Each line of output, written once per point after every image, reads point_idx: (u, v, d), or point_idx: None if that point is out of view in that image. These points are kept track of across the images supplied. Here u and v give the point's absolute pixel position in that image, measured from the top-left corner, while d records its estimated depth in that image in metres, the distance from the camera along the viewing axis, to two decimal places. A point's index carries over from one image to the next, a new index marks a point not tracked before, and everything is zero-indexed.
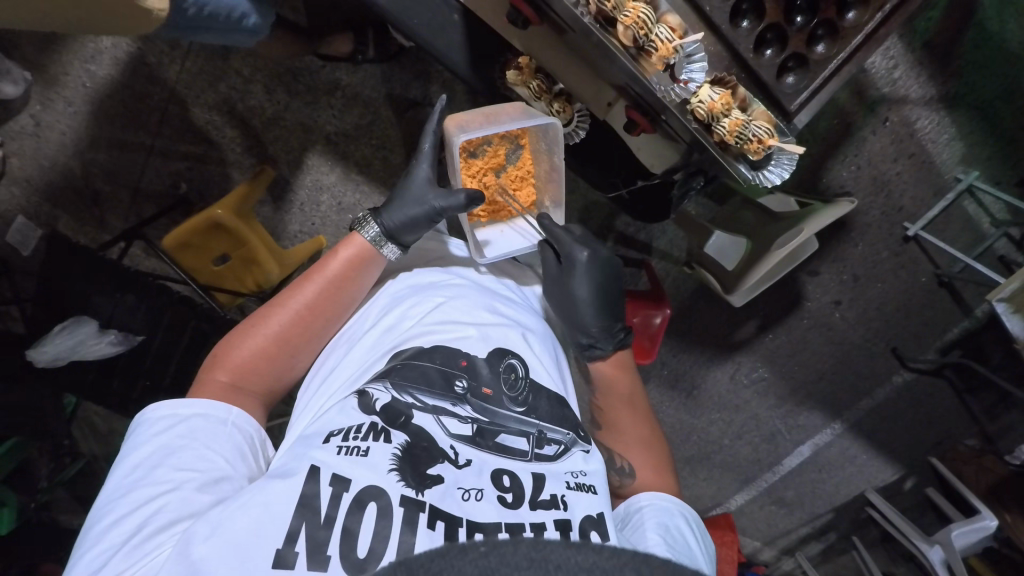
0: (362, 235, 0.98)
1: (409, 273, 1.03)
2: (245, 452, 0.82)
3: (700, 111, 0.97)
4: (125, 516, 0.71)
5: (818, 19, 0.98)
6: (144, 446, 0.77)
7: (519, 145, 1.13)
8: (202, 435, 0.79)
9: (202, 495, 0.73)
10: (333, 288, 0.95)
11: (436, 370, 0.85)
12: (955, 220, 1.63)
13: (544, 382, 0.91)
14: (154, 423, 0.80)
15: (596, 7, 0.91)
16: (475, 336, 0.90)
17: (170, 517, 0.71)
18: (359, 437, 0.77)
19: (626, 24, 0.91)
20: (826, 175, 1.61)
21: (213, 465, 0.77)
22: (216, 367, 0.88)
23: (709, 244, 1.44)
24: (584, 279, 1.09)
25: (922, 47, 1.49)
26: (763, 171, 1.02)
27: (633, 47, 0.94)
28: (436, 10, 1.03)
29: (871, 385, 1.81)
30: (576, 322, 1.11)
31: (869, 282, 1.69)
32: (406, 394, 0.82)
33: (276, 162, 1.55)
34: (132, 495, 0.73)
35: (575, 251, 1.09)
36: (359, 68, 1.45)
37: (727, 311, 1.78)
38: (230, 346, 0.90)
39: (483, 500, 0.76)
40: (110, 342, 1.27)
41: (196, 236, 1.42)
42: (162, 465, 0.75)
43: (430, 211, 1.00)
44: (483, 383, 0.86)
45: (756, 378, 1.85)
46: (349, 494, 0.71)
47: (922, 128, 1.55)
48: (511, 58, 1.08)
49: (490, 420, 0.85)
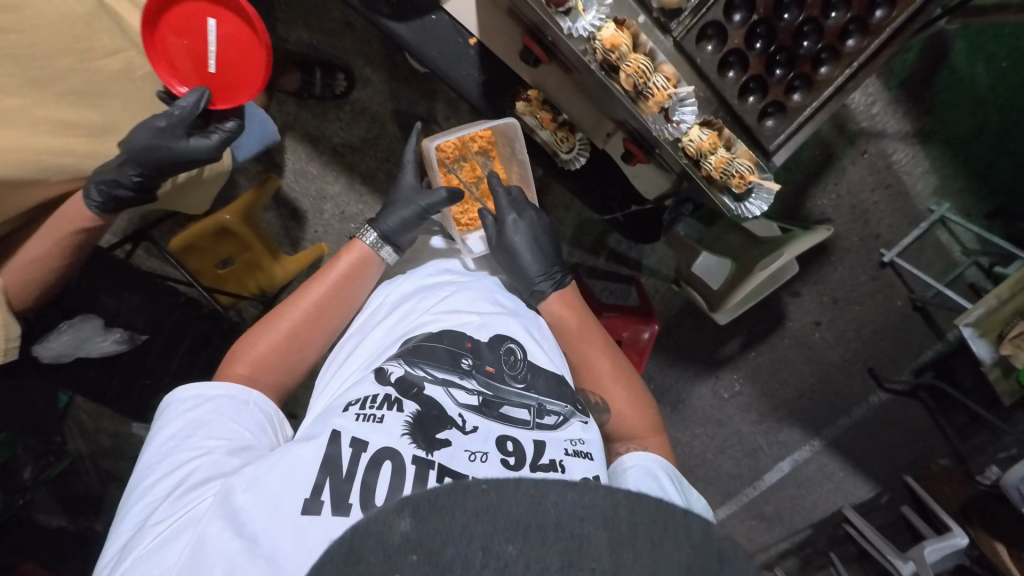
0: (362, 243, 1.04)
1: (410, 274, 1.08)
2: (267, 426, 0.87)
3: (690, 149, 1.05)
4: (165, 477, 0.77)
5: (796, 73, 1.05)
6: (176, 421, 0.82)
7: (490, 155, 1.20)
8: (227, 411, 0.84)
9: (232, 458, 0.79)
10: (337, 286, 1.00)
11: (443, 349, 0.89)
12: (928, 247, 1.73)
13: (542, 362, 0.95)
14: (182, 402, 0.84)
15: (602, 54, 0.98)
16: (477, 320, 0.95)
17: (204, 475, 0.76)
18: (375, 406, 0.81)
19: (628, 72, 0.98)
20: (808, 203, 1.70)
21: (240, 435, 0.82)
22: (234, 361, 0.93)
23: (697, 264, 1.50)
24: (516, 229, 1.12)
25: (897, 86, 1.60)
26: (744, 204, 1.09)
27: (633, 92, 1.00)
28: (448, 39, 1.10)
29: (849, 404, 1.89)
30: (522, 275, 1.10)
31: (848, 304, 1.78)
32: (418, 368, 0.87)
33: (281, 170, 1.60)
34: (169, 460, 0.79)
35: (507, 211, 1.13)
36: (369, 84, 1.52)
37: (714, 329, 1.85)
38: (247, 342, 0.94)
39: (489, 463, 0.79)
40: (114, 341, 1.27)
41: (204, 240, 1.45)
42: (194, 434, 0.80)
43: (418, 211, 1.07)
44: (487, 362, 0.90)
45: (739, 393, 1.92)
46: (366, 454, 0.76)
47: (898, 160, 1.66)
48: (520, 89, 1.14)
49: (494, 393, 0.88)
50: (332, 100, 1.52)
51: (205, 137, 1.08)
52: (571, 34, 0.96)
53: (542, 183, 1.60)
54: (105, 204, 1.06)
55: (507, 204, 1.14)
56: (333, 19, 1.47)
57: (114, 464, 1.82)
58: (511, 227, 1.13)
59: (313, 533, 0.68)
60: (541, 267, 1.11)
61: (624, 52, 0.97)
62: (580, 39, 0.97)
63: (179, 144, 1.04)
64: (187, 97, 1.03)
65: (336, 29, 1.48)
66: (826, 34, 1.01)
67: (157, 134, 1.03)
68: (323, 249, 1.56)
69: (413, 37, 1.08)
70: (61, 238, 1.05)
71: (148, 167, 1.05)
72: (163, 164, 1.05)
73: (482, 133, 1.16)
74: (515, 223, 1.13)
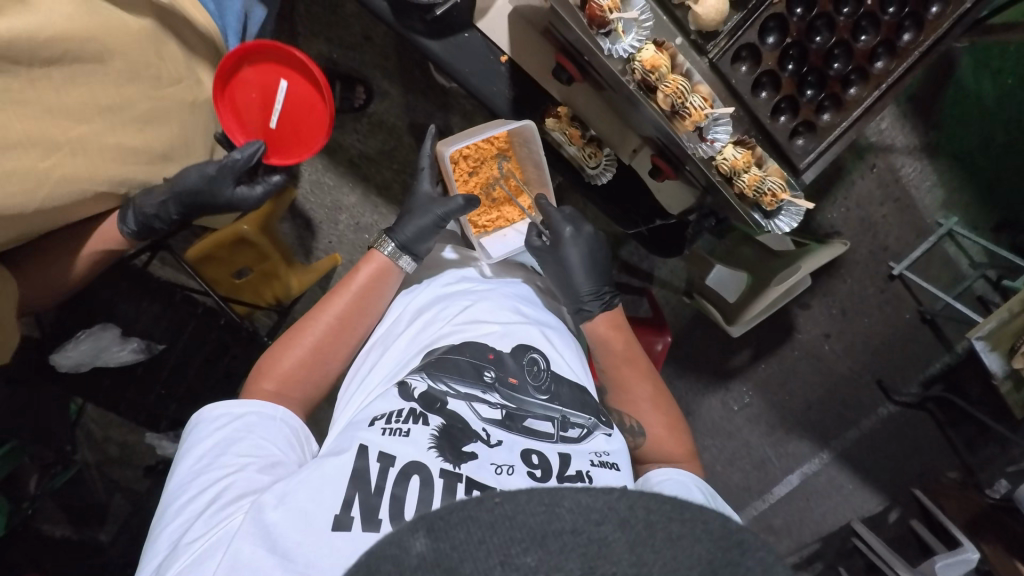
0: (379, 253, 1.05)
1: (434, 280, 1.09)
2: (295, 442, 0.87)
3: (723, 167, 1.05)
4: (197, 495, 0.77)
5: (826, 93, 1.05)
6: (207, 439, 0.83)
7: (506, 156, 1.18)
8: (257, 429, 0.84)
9: (263, 475, 0.79)
10: (359, 298, 1.01)
11: (466, 362, 0.90)
12: (936, 261, 1.74)
13: (564, 372, 0.96)
14: (213, 420, 0.85)
15: (640, 76, 1.00)
16: (498, 332, 0.96)
17: (235, 493, 0.76)
18: (400, 420, 0.81)
19: (666, 93, 1.00)
20: (818, 216, 1.71)
21: (269, 451, 0.82)
22: (262, 377, 0.93)
23: (711, 277, 1.53)
24: (571, 247, 1.14)
25: (906, 101, 1.62)
26: (773, 220, 1.10)
27: (670, 111, 1.03)
28: (475, 54, 1.11)
29: (858, 416, 1.89)
30: (571, 291, 1.13)
31: (856, 315, 1.79)
32: (441, 382, 0.87)
33: (298, 181, 1.61)
34: (200, 478, 0.79)
35: (562, 226, 1.14)
36: (386, 97, 1.55)
37: (724, 340, 1.86)
38: (273, 357, 0.95)
39: (516, 476, 0.80)
40: (132, 350, 1.30)
41: (221, 248, 1.43)
42: (226, 452, 0.81)
43: (435, 219, 1.07)
44: (510, 373, 0.91)
45: (749, 405, 1.91)
46: (394, 468, 0.76)
47: (906, 174, 1.67)
48: (550, 105, 1.16)
49: (517, 406, 0.88)
50: (350, 112, 1.54)
51: (250, 187, 1.14)
52: (611, 55, 0.98)
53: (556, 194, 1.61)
54: (139, 231, 1.11)
55: (561, 217, 1.16)
56: (352, 33, 1.50)
57: (117, 473, 1.80)
58: (567, 245, 1.15)
59: (343, 550, 0.68)
60: (591, 287, 1.14)
61: (664, 73, 0.99)
62: (620, 60, 1.00)
63: (227, 193, 1.10)
64: (243, 149, 1.08)
65: (355, 43, 1.51)
66: (856, 55, 1.03)
67: (209, 180, 1.07)
68: (338, 260, 1.56)
69: (443, 54, 1.09)
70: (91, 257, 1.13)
71: (188, 205, 1.09)
72: (205, 207, 1.11)
73: (498, 136, 1.15)
74: (571, 238, 1.15)
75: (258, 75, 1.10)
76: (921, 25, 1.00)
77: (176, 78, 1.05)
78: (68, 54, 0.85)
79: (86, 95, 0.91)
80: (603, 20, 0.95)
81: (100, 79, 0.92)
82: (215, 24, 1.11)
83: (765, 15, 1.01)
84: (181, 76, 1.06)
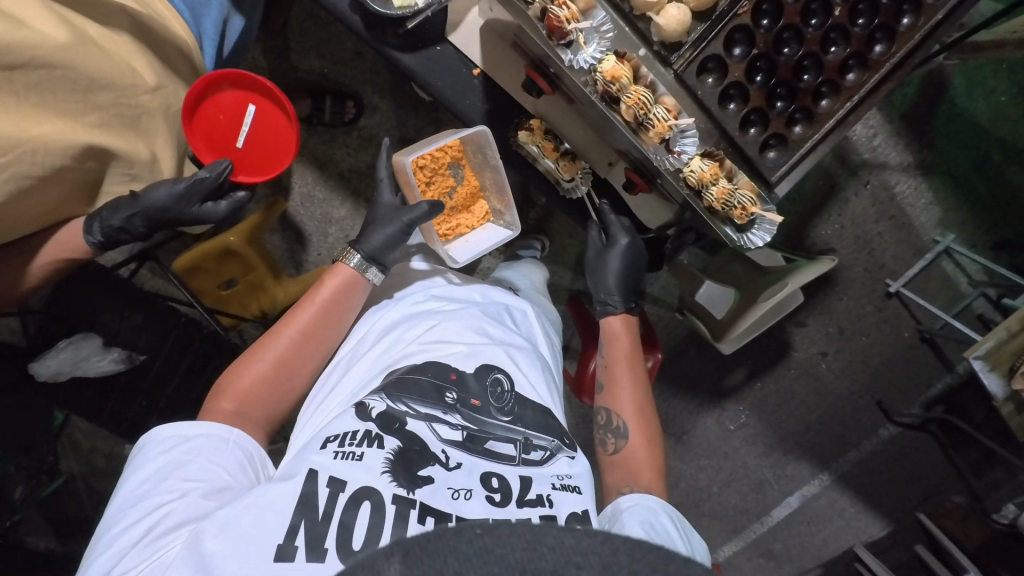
0: (346, 264, 1.03)
1: (400, 300, 1.07)
2: (247, 464, 0.85)
3: (691, 179, 1.04)
4: (137, 521, 0.75)
5: (796, 106, 1.04)
6: (152, 462, 0.80)
7: (462, 164, 1.17)
8: (205, 451, 0.82)
9: (207, 501, 0.77)
10: (324, 312, 0.98)
11: (428, 382, 0.88)
12: (934, 279, 1.72)
13: (530, 394, 0.93)
14: (159, 442, 0.82)
15: (603, 86, 0.99)
16: (462, 352, 0.93)
17: (177, 520, 0.74)
18: (354, 442, 0.80)
19: (629, 104, 0.99)
20: (812, 233, 1.69)
21: (216, 475, 0.80)
22: (220, 396, 0.90)
23: (700, 293, 1.51)
24: (618, 257, 1.21)
25: (898, 119, 1.62)
26: (747, 234, 1.08)
27: (634, 122, 1.02)
28: (453, 69, 1.11)
29: (858, 437, 1.85)
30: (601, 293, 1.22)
31: (853, 334, 1.77)
32: (401, 403, 0.85)
33: (288, 194, 1.61)
34: (142, 503, 0.77)
35: (619, 236, 1.21)
36: (377, 112, 1.56)
37: (718, 358, 1.83)
38: (233, 374, 0.91)
39: (473, 500, 0.78)
40: (113, 360, 1.29)
41: (207, 260, 1.44)
42: (171, 476, 0.79)
43: (402, 226, 1.07)
44: (472, 394, 0.88)
45: (746, 425, 1.87)
46: (344, 493, 0.75)
47: (901, 192, 1.66)
48: (522, 120, 1.16)
49: (479, 427, 0.86)
50: (341, 126, 1.55)
51: (213, 203, 1.14)
52: (574, 65, 0.97)
53: (545, 209, 1.60)
54: (108, 241, 1.07)
55: (621, 228, 1.22)
56: (343, 49, 1.52)
57: (103, 486, 1.78)
58: (612, 252, 1.22)
59: None
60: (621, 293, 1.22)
61: (625, 84, 0.99)
62: (582, 71, 0.98)
63: (194, 210, 1.10)
64: (210, 169, 1.08)
65: (346, 59, 1.52)
66: (826, 68, 1.02)
67: (176, 199, 1.07)
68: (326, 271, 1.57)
69: (420, 68, 1.10)
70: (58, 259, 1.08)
71: (159, 221, 1.08)
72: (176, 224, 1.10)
73: (451, 144, 1.14)
74: (621, 247, 1.21)
75: (223, 101, 1.12)
76: (893, 37, 0.99)
77: (150, 85, 1.02)
78: (32, 60, 0.83)
79: (40, 100, 0.88)
80: (563, 31, 0.93)
81: (63, 90, 0.89)
82: (190, 30, 1.09)
83: (730, 27, 1.01)
84: (155, 83, 1.03)
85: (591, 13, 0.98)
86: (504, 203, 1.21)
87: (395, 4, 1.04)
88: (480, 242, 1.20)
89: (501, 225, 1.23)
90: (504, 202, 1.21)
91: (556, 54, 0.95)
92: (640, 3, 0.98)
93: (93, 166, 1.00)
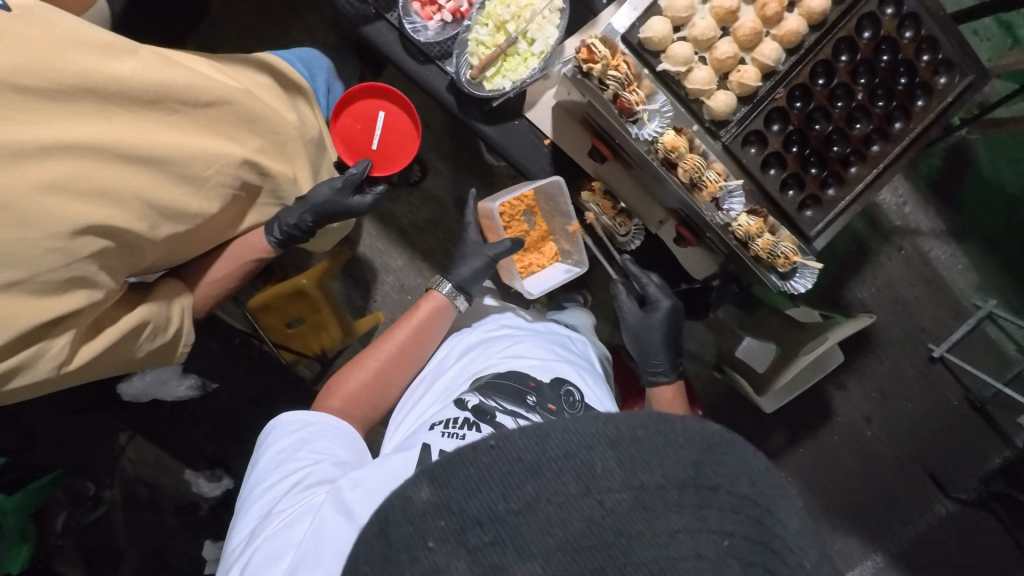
0: (438, 292, 1.16)
1: (476, 326, 1.17)
2: (361, 449, 0.94)
3: (739, 232, 1.12)
4: (278, 482, 0.85)
5: (828, 171, 1.14)
6: (285, 438, 0.91)
7: (534, 211, 1.36)
8: (326, 435, 0.93)
9: (336, 468, 0.85)
10: (418, 332, 1.11)
11: (511, 385, 0.95)
12: (978, 345, 1.72)
13: (597, 408, 0.99)
14: (287, 425, 0.93)
15: (661, 155, 1.11)
16: (540, 364, 1.01)
17: (312, 481, 0.83)
18: (456, 426, 0.88)
19: (686, 167, 1.10)
20: (848, 294, 1.73)
21: (338, 452, 0.90)
22: (329, 396, 1.03)
23: (740, 347, 1.55)
24: (662, 319, 1.28)
25: (926, 188, 1.71)
26: (789, 282, 1.14)
27: (688, 184, 1.12)
28: (519, 134, 1.27)
29: (911, 510, 1.78)
30: (645, 355, 1.30)
31: (897, 398, 1.75)
32: (490, 399, 0.92)
33: (354, 245, 1.77)
34: (280, 470, 0.87)
35: (662, 299, 1.29)
36: (438, 175, 1.74)
37: (760, 418, 1.81)
38: (340, 379, 1.05)
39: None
40: (189, 386, 1.42)
41: (278, 300, 1.59)
42: (302, 449, 0.89)
43: (487, 261, 1.19)
44: (548, 399, 0.94)
45: (790, 491, 1.82)
46: None
47: (935, 257, 1.71)
48: (584, 180, 1.34)
49: (558, 428, 0.91)
50: (405, 186, 1.73)
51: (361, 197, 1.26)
52: (637, 138, 1.10)
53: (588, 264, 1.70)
54: (284, 240, 1.18)
55: (664, 293, 1.31)
56: None
57: None
58: (656, 313, 1.29)
59: None
60: (665, 357, 1.30)
61: (683, 152, 1.10)
62: (645, 142, 1.11)
63: (350, 203, 1.21)
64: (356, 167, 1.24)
65: None
66: (852, 139, 1.13)
67: (336, 192, 1.19)
68: (380, 317, 1.69)
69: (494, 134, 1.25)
70: (231, 271, 1.17)
71: (324, 217, 1.18)
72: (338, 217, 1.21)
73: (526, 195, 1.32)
74: (664, 309, 1.29)
75: (357, 109, 1.31)
76: (909, 115, 1.10)
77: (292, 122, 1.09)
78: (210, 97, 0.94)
79: (200, 122, 0.95)
80: (632, 111, 1.08)
81: (231, 122, 0.99)
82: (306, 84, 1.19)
83: (768, 108, 1.14)
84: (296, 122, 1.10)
85: (654, 97, 1.10)
86: (571, 245, 1.38)
87: (486, 87, 1.18)
88: (554, 278, 1.40)
89: (569, 263, 1.41)
90: (571, 244, 1.39)
91: (624, 128, 1.10)
92: (696, 89, 1.11)
93: (246, 190, 1.09)
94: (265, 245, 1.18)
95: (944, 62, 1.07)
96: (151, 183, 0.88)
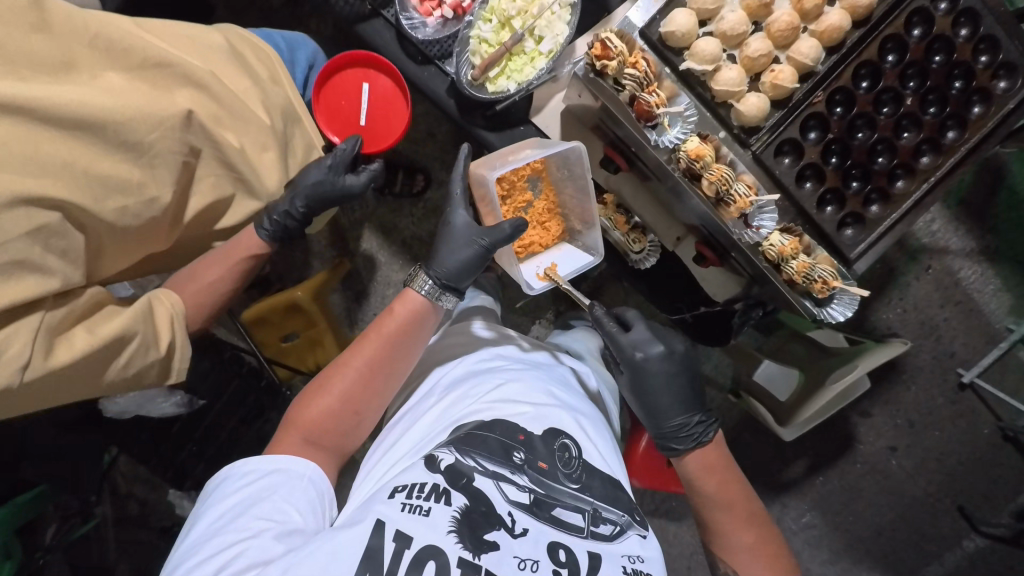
0: (415, 291, 1.04)
1: (467, 358, 1.07)
2: (319, 508, 0.85)
3: (770, 253, 1.04)
4: (212, 554, 0.77)
5: (871, 186, 1.06)
6: (233, 495, 0.83)
7: (540, 179, 1.19)
8: (281, 490, 0.83)
9: (277, 543, 0.77)
10: (391, 343, 0.99)
11: (495, 440, 0.87)
12: (1012, 372, 1.61)
13: (597, 463, 0.92)
14: (239, 477, 0.85)
15: (684, 164, 1.03)
16: (530, 412, 0.92)
17: (248, 559, 0.75)
18: (421, 496, 0.79)
19: (710, 180, 1.02)
20: (872, 315, 1.64)
21: (288, 516, 0.81)
22: (290, 426, 0.92)
23: (760, 371, 1.47)
24: (659, 372, 1.13)
25: (957, 204, 1.59)
26: (826, 308, 1.06)
27: (714, 198, 1.04)
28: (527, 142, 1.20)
29: (938, 549, 1.66)
30: (653, 417, 1.14)
31: (925, 429, 1.64)
32: (468, 458, 0.84)
33: (353, 257, 1.71)
34: (218, 538, 0.78)
35: (651, 346, 1.13)
36: (442, 185, 1.68)
37: (777, 446, 1.70)
38: (303, 404, 0.94)
39: (539, 571, 0.77)
40: (175, 403, 1.29)
41: (273, 314, 1.53)
42: (246, 513, 0.80)
43: (480, 250, 1.07)
44: (539, 457, 0.87)
45: (809, 526, 1.70)
46: (410, 552, 0.75)
47: (966, 278, 1.61)
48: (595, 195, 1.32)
49: (546, 492, 0.85)
50: (407, 195, 1.66)
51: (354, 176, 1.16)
52: (658, 145, 1.03)
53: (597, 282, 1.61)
54: (275, 232, 1.11)
55: (651, 337, 1.14)
56: (417, 130, 1.66)
57: None
58: (653, 365, 1.13)
59: None
60: (677, 417, 1.12)
61: (708, 161, 1.02)
62: (665, 150, 1.04)
63: (341, 184, 1.13)
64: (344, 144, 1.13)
65: (418, 138, 1.67)
66: (899, 151, 1.05)
67: (328, 174, 1.11)
68: None
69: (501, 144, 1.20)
70: (227, 274, 1.10)
71: (315, 202, 1.11)
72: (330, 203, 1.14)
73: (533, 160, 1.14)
74: (660, 358, 1.13)
75: (342, 83, 1.19)
76: (965, 124, 1.01)
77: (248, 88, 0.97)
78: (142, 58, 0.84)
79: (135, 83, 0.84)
80: (651, 115, 1.00)
81: (174, 82, 0.88)
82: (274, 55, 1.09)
83: (805, 114, 1.06)
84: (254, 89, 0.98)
85: (675, 99, 1.04)
86: (582, 224, 1.21)
87: (489, 89, 1.12)
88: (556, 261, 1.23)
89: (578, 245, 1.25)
90: (584, 224, 1.22)
91: (642, 134, 1.03)
92: (723, 89, 1.04)
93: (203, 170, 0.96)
94: (259, 240, 1.11)
95: (1006, 66, 0.98)
96: (88, 154, 0.79)
